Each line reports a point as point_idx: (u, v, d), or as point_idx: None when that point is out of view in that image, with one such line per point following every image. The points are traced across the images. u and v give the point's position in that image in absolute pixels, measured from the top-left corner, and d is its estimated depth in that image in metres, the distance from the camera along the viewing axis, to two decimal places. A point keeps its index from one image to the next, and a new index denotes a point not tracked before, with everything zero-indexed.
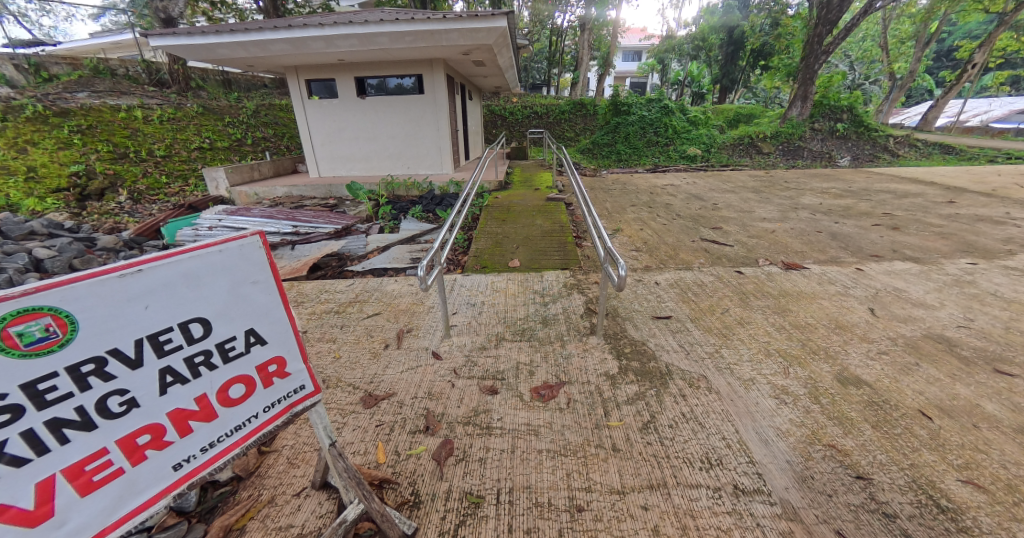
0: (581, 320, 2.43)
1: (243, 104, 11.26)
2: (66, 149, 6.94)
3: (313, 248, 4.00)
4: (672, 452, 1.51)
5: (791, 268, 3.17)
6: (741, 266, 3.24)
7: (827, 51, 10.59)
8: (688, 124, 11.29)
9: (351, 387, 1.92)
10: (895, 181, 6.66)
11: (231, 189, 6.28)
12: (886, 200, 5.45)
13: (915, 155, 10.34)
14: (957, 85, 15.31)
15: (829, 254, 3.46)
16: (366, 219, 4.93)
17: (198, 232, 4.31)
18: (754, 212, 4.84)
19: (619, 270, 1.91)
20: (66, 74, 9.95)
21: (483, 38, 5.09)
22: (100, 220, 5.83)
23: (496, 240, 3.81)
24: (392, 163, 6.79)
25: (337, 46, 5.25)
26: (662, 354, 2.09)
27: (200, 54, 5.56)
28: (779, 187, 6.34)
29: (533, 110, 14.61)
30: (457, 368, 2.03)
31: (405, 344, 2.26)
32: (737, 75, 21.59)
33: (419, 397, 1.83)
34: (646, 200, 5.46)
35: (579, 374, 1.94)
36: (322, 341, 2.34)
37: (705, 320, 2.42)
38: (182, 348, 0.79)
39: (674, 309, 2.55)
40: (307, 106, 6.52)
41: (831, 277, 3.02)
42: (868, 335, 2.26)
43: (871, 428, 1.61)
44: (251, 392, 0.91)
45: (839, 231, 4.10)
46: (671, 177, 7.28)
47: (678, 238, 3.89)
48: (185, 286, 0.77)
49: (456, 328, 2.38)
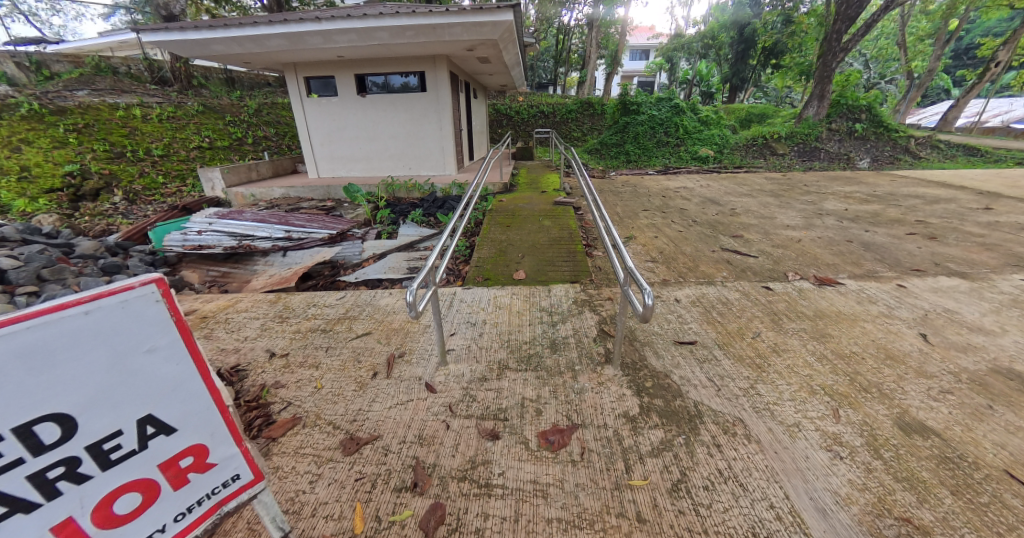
0: (595, 345, 2.16)
1: (245, 103, 11.09)
2: (61, 148, 6.78)
3: (305, 255, 3.79)
4: (709, 526, 1.24)
5: (824, 284, 2.87)
6: (769, 280, 2.95)
7: (846, 48, 10.17)
8: (699, 125, 10.96)
9: (330, 427, 1.68)
10: (922, 185, 6.28)
11: (228, 190, 6.11)
12: (917, 205, 5.11)
13: (938, 157, 9.94)
14: (979, 85, 14.83)
15: (865, 267, 3.16)
16: (363, 223, 4.70)
17: (186, 237, 4.09)
18: (776, 218, 4.53)
19: (644, 299, 1.57)
20: (68, 72, 9.85)
21: (488, 34, 4.82)
22: (92, 221, 5.66)
23: (500, 248, 3.55)
24: (393, 164, 6.55)
25: (335, 42, 5.00)
26: (689, 389, 1.82)
27: (194, 50, 5.35)
28: (798, 191, 6.01)
29: (540, 109, 14.32)
30: (453, 404, 1.78)
31: (396, 373, 2.01)
32: (748, 74, 21.11)
33: (407, 442, 1.58)
34: (659, 204, 5.18)
35: (594, 415, 1.68)
36: (304, 368, 2.10)
37: (735, 347, 2.14)
38: (32, 462, 0.63)
39: (700, 333, 2.27)
40: (306, 104, 6.31)
41: (871, 294, 2.73)
42: (926, 368, 1.97)
43: (950, 495, 1.33)
44: (154, 498, 0.76)
45: (871, 241, 3.79)
46: (684, 179, 6.98)
47: (697, 247, 3.61)
48: (30, 375, 0.60)
49: (454, 352, 2.13)
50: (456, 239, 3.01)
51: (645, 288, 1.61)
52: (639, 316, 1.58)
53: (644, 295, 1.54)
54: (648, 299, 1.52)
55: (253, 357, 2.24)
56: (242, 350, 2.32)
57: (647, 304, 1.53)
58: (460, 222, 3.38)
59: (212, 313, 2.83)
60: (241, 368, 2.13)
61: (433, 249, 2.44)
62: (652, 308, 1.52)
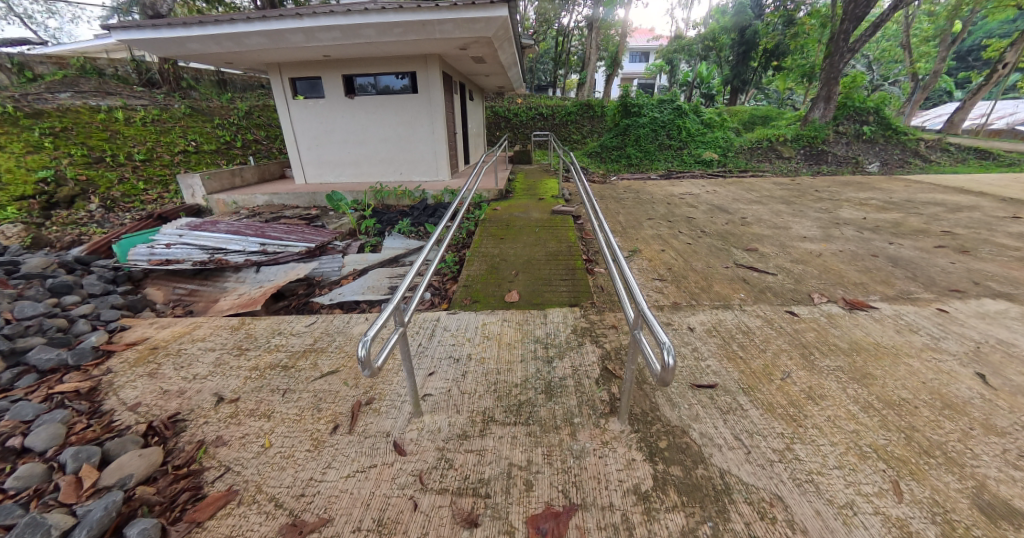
0: (597, 390, 1.84)
1: (235, 106, 10.79)
2: (36, 153, 6.47)
3: (279, 270, 3.47)
4: None
5: (855, 308, 2.55)
6: (792, 304, 2.63)
7: (853, 49, 9.88)
8: (702, 127, 10.66)
9: (271, 506, 1.36)
10: (940, 191, 5.97)
11: (208, 197, 5.82)
12: (939, 213, 4.80)
13: (949, 160, 9.64)
14: (987, 86, 14.53)
15: (897, 286, 2.84)
16: (347, 234, 4.38)
17: (153, 250, 3.79)
18: (791, 228, 4.21)
19: (663, 356, 1.17)
20: (51, 73, 9.56)
21: (482, 31, 4.52)
22: (64, 231, 5.36)
23: (491, 264, 3.22)
24: (383, 168, 6.24)
25: (318, 40, 4.69)
26: (713, 454, 1.50)
27: (170, 49, 5.04)
28: (810, 198, 5.70)
29: (539, 111, 14.01)
30: (423, 472, 1.46)
31: (361, 426, 1.69)
32: (749, 76, 20.86)
33: (362, 530, 1.26)
34: (663, 213, 4.87)
35: (597, 492, 1.35)
36: (254, 418, 1.78)
37: (762, 392, 1.82)
38: None
39: (719, 373, 1.95)
40: (291, 107, 6.00)
41: (910, 321, 2.40)
42: (993, 421, 1.64)
43: None
44: None
45: (898, 255, 3.47)
46: (688, 185, 6.67)
47: (708, 262, 3.29)
48: None
49: (431, 399, 1.81)
50: (443, 252, 2.65)
51: (663, 337, 1.21)
52: (656, 378, 1.18)
53: (663, 353, 1.14)
54: (669, 358, 1.12)
55: (198, 402, 1.91)
56: (188, 391, 1.99)
57: (668, 365, 1.13)
58: (447, 229, 3.03)
59: (164, 343, 2.50)
60: (181, 417, 1.80)
61: (412, 264, 2.06)
62: (674, 370, 1.11)
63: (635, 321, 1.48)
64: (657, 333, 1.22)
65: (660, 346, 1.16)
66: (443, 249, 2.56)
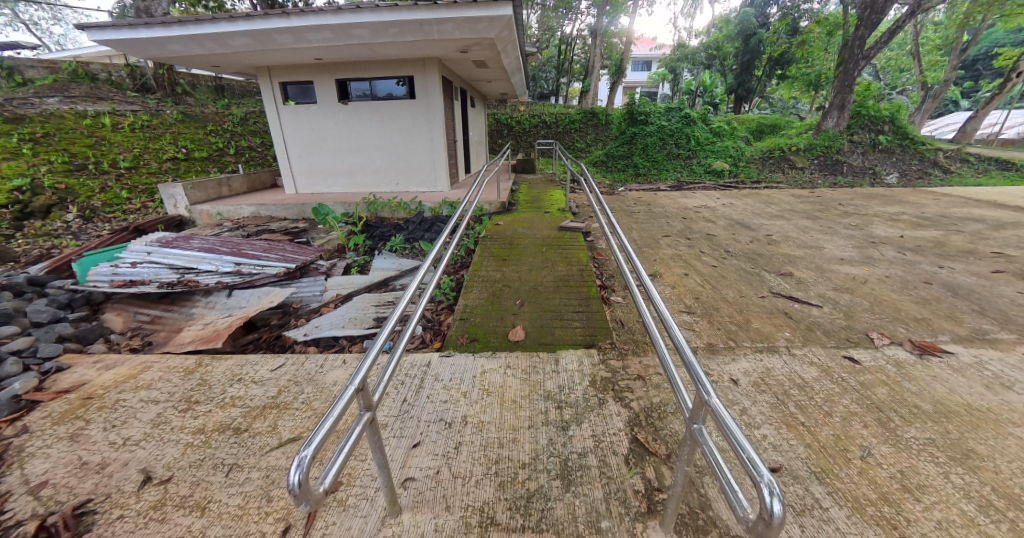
0: (627, 475, 1.43)
1: (230, 112, 10.52)
2: (13, 159, 6.14)
3: (252, 295, 3.07)
4: None
5: (927, 352, 2.13)
6: (848, 346, 2.21)
7: (868, 55, 9.53)
8: (711, 136, 10.33)
9: None
10: (974, 205, 5.57)
11: (191, 208, 5.47)
12: (981, 230, 4.40)
13: (970, 171, 9.25)
14: (1002, 95, 14.15)
15: (967, 322, 2.43)
16: (335, 251, 3.99)
17: (117, 271, 3.42)
18: (823, 248, 3.82)
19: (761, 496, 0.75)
20: (42, 78, 9.30)
21: (484, 32, 4.18)
22: (34, 244, 5.00)
23: (492, 291, 2.80)
24: (378, 178, 5.88)
25: (308, 41, 4.36)
26: None
27: (150, 52, 4.71)
28: (835, 212, 5.30)
29: (542, 118, 13.70)
30: None
31: (319, 530, 1.28)
32: (753, 85, 20.64)
33: None
34: (681, 228, 4.48)
35: None
36: (183, 513, 1.37)
37: (842, 480, 1.40)
38: None
39: (780, 449, 1.54)
40: (282, 113, 5.66)
41: (1000, 370, 1.98)
42: None
43: None
44: None
45: (954, 281, 3.07)
46: (702, 197, 6.29)
47: (739, 289, 2.90)
48: None
49: (414, 487, 1.40)
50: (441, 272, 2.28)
51: (754, 458, 0.80)
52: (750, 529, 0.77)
53: (763, 493, 0.73)
54: (774, 504, 0.71)
55: (118, 483, 1.50)
56: (110, 466, 1.58)
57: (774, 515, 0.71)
58: (444, 247, 2.64)
59: (103, 389, 2.11)
60: (88, 510, 1.39)
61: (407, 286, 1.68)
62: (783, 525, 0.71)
63: (693, 408, 1.06)
64: (743, 451, 0.81)
65: (755, 481, 0.75)
66: (442, 275, 2.15)
